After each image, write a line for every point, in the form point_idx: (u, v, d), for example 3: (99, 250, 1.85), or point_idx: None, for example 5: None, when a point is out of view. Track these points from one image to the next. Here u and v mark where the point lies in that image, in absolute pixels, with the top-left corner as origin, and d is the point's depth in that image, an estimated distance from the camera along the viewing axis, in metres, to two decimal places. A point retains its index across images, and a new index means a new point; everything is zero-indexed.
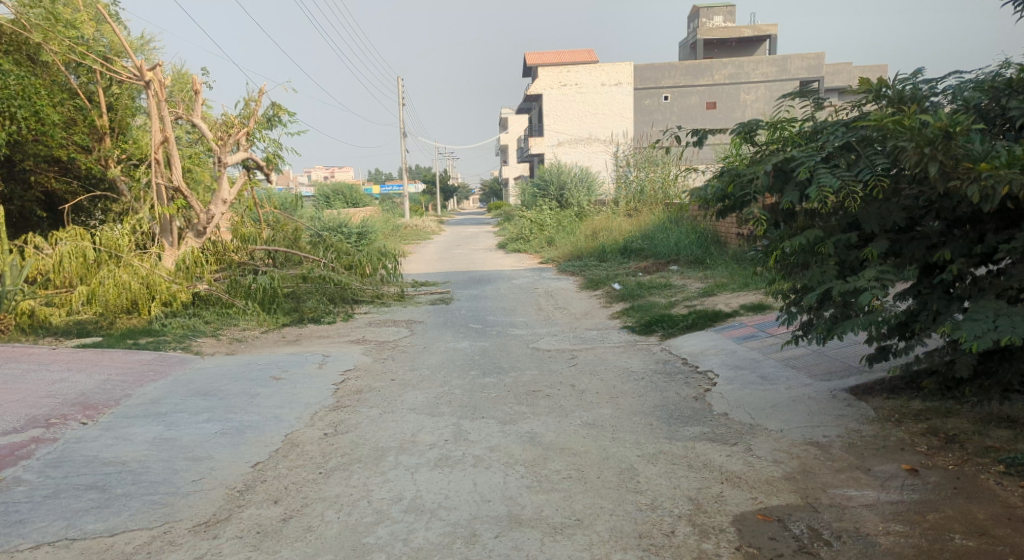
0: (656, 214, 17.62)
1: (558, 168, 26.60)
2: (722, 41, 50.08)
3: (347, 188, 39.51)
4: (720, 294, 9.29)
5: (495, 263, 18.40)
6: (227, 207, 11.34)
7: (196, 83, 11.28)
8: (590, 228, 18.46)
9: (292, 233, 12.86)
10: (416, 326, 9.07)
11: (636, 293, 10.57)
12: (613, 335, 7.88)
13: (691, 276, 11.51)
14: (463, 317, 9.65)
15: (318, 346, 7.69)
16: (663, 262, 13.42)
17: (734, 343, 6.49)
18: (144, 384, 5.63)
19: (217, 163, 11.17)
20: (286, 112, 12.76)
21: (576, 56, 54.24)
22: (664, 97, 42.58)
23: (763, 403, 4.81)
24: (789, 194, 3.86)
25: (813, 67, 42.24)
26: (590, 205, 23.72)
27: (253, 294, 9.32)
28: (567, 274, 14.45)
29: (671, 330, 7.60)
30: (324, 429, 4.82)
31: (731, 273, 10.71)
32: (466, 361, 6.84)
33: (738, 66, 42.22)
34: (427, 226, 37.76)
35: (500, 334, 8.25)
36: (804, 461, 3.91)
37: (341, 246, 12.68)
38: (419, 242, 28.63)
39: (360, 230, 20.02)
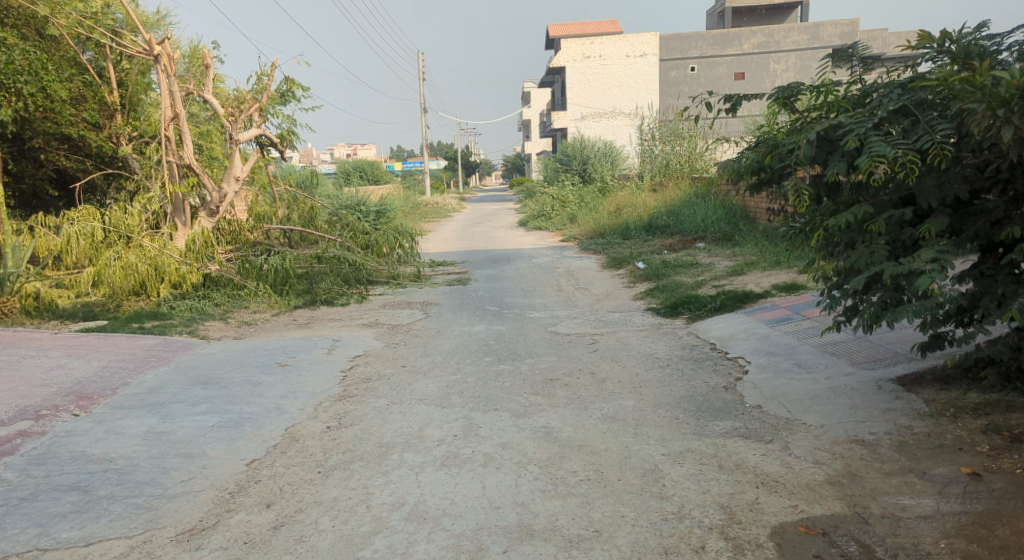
0: (682, 189, 17.08)
1: (581, 143, 26.04)
2: (752, 9, 48.60)
3: (368, 165, 39.22)
4: (750, 273, 8.84)
5: (516, 241, 18.04)
6: (239, 184, 10.94)
7: (206, 57, 10.95)
8: (614, 203, 17.97)
9: (308, 212, 13.04)
10: (432, 308, 8.77)
11: (661, 272, 10.14)
12: (636, 317, 7.48)
13: (718, 254, 11.05)
14: (480, 299, 9.32)
15: (329, 330, 7.47)
16: (690, 239, 12.95)
17: (766, 326, 6.07)
18: (144, 371, 5.39)
19: (229, 139, 10.89)
20: (300, 86, 12.45)
21: (600, 27, 53.09)
22: (691, 68, 41.50)
23: (800, 395, 4.41)
24: (836, 165, 3.40)
25: (846, 35, 40.81)
26: (614, 180, 23.19)
27: (264, 274, 9.12)
28: (589, 252, 14.05)
29: (697, 311, 7.19)
30: (327, 421, 4.53)
31: (761, 250, 10.23)
32: (481, 346, 6.52)
33: (768, 35, 40.93)
34: (448, 203, 37.49)
35: (517, 317, 7.92)
36: (849, 463, 3.52)
37: (357, 225, 12.62)
38: (440, 220, 28.37)
39: (379, 208, 19.76)
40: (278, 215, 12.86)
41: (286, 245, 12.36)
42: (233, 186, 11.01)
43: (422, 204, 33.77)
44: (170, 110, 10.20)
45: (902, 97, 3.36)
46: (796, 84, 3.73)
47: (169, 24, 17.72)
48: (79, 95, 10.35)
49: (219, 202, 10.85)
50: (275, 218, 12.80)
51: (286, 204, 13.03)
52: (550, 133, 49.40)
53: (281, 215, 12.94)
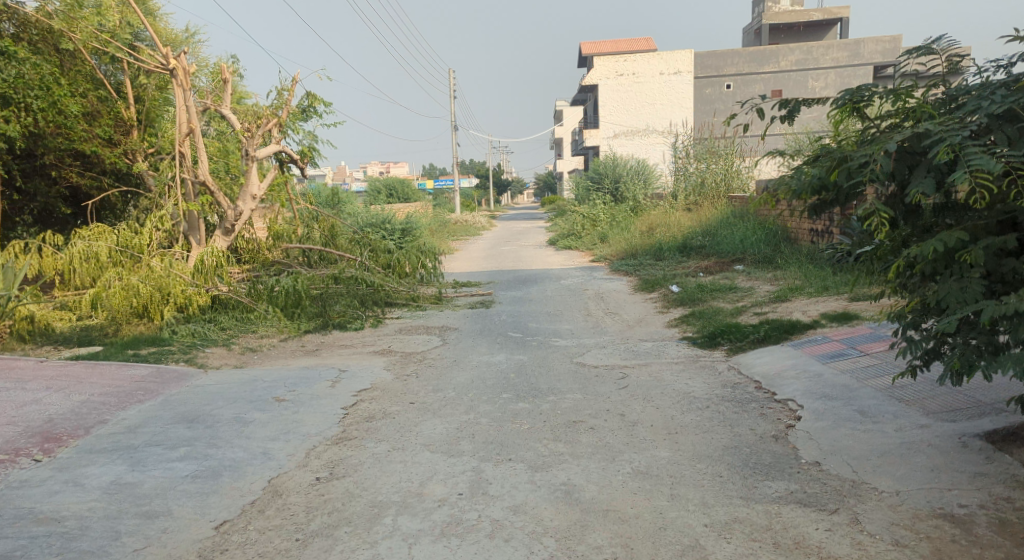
0: (719, 208, 16.38)
1: (613, 161, 25.49)
2: (789, 26, 47.76)
3: (398, 183, 39.11)
4: (795, 300, 8.11)
5: (545, 261, 17.49)
6: (255, 202, 10.59)
7: (224, 72, 10.70)
8: (646, 223, 17.35)
9: (329, 229, 12.97)
10: (450, 335, 8.22)
11: (697, 297, 9.46)
12: (670, 348, 6.82)
13: (759, 278, 10.34)
14: (502, 325, 8.75)
15: (337, 359, 6.98)
16: (728, 261, 12.25)
17: (819, 363, 5.36)
18: (126, 407, 4.93)
19: (245, 155, 10.62)
20: (321, 102, 12.21)
21: (633, 45, 52.72)
22: (726, 85, 40.77)
23: (868, 450, 3.70)
24: (920, 182, 2.73)
25: (888, 51, 39.77)
26: (647, 199, 22.54)
27: (275, 296, 8.73)
28: (621, 273, 13.42)
29: (739, 342, 6.51)
30: (316, 471, 3.98)
31: (807, 275, 9.50)
32: (499, 380, 5.93)
33: (807, 52, 40.04)
34: (477, 222, 37.14)
35: (540, 345, 7.33)
36: (939, 546, 2.83)
37: (378, 243, 12.36)
38: (468, 239, 28.00)
39: (405, 226, 19.42)
40: (297, 234, 12.67)
41: (304, 264, 12.29)
42: (250, 205, 10.73)
43: (451, 222, 33.44)
44: (185, 126, 9.96)
45: (1007, 99, 2.69)
46: (868, 85, 3.08)
47: (197, 43, 17.72)
48: (94, 111, 10.24)
49: (235, 220, 10.61)
50: (294, 236, 12.71)
51: (305, 222, 12.79)
52: (581, 151, 48.90)
53: (301, 233, 12.78)
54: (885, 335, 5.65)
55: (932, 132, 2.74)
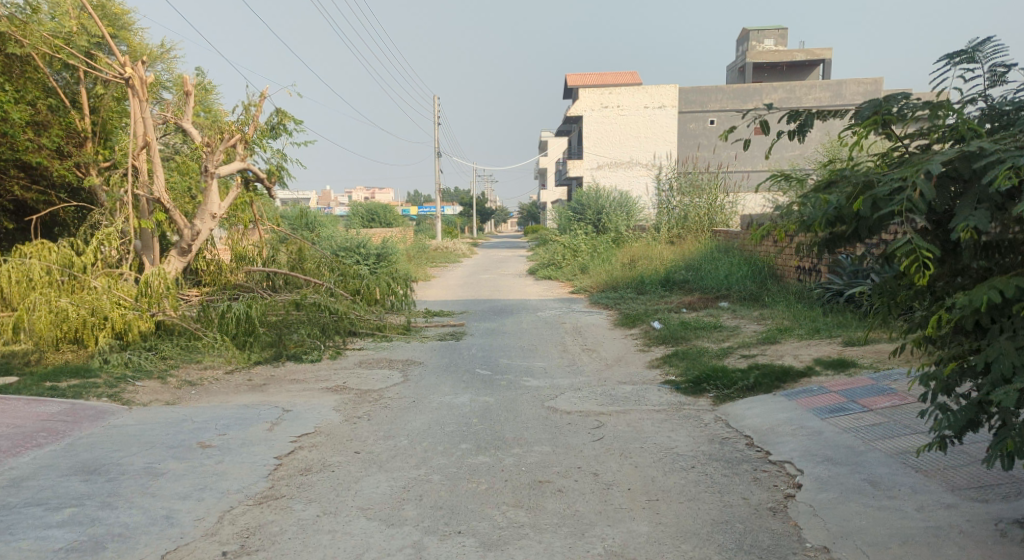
0: (702, 242, 15.98)
1: (596, 191, 25.22)
2: (773, 65, 48.35)
3: (380, 208, 38.39)
4: (785, 342, 7.58)
5: (524, 291, 16.94)
6: (214, 221, 10.00)
7: (186, 83, 10.10)
8: (627, 255, 16.87)
9: (297, 253, 12.39)
10: (413, 370, 7.57)
11: (680, 336, 8.90)
12: (651, 392, 6.22)
13: (744, 316, 9.85)
14: (471, 360, 8.11)
15: (284, 396, 6.30)
16: (712, 296, 11.77)
17: (817, 418, 4.79)
18: (19, 453, 4.24)
19: (204, 171, 10.01)
20: (291, 119, 11.78)
21: (619, 77, 53.17)
22: (711, 121, 41.09)
23: (885, 534, 3.11)
24: (970, 215, 2.19)
25: (869, 94, 40.40)
26: (629, 229, 22.11)
27: (225, 322, 8.00)
28: (600, 306, 12.90)
29: (727, 389, 5.92)
30: (226, 542, 3.31)
31: (795, 315, 9.03)
32: (460, 426, 5.29)
33: (790, 91, 40.52)
34: (458, 248, 36.56)
35: (510, 385, 6.71)
36: None
37: (347, 268, 11.80)
38: (447, 266, 27.41)
39: (380, 252, 18.81)
40: (262, 256, 12.08)
41: (268, 288, 11.65)
42: (208, 224, 10.14)
43: (431, 249, 32.81)
44: (141, 139, 9.38)
45: None
46: (899, 97, 2.57)
47: (173, 56, 17.15)
48: (43, 121, 9.62)
49: (192, 240, 10.00)
50: (259, 258, 12.10)
51: (269, 244, 12.20)
52: (565, 181, 48.67)
53: (266, 254, 12.19)
54: (889, 387, 5.10)
55: (986, 152, 2.20)
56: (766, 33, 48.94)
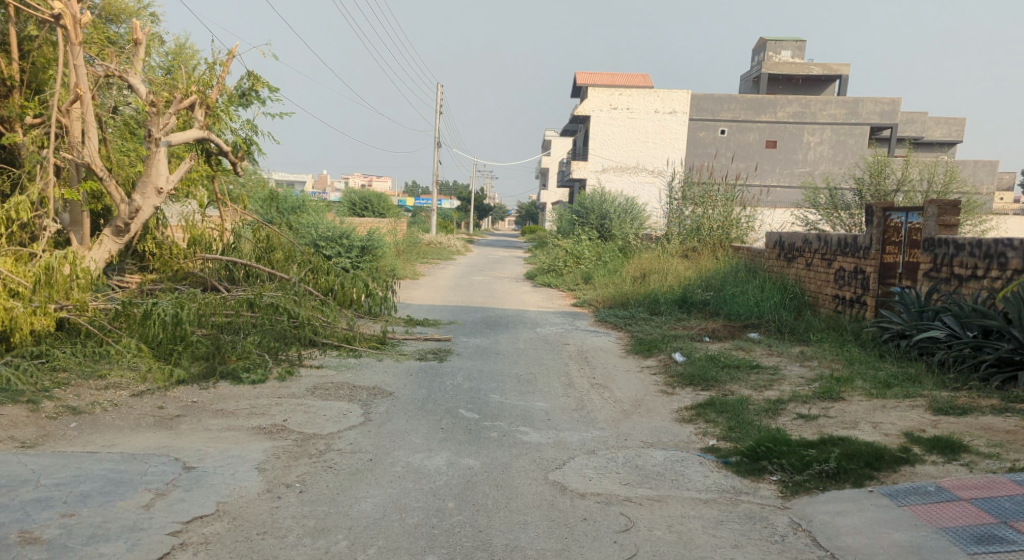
0: (720, 259, 14.45)
1: (601, 195, 23.68)
2: (788, 77, 46.89)
3: (375, 198, 36.57)
4: (852, 400, 5.99)
5: (519, 299, 15.36)
6: (159, 198, 8.45)
7: (135, 31, 8.40)
8: (637, 266, 15.26)
9: (265, 241, 10.94)
10: (379, 405, 5.93)
11: (710, 377, 7.27)
12: (691, 467, 4.58)
13: (783, 356, 8.30)
14: (454, 395, 6.47)
15: (197, 439, 4.67)
16: (737, 324, 10.22)
17: (962, 551, 3.18)
18: None
19: (147, 138, 8.37)
20: (265, 86, 10.34)
21: (630, 79, 51.62)
22: (721, 131, 39.74)
23: None
24: None
25: (885, 113, 39.14)
26: (636, 238, 20.51)
27: (147, 325, 6.37)
28: (607, 325, 11.35)
29: (797, 473, 4.27)
30: None
31: (850, 362, 7.48)
32: (429, 518, 3.65)
33: (804, 106, 39.23)
34: (453, 245, 34.92)
35: (502, 440, 5.09)
36: None
37: (320, 266, 10.61)
38: (439, 264, 25.84)
39: (365, 244, 17.16)
40: (222, 242, 10.57)
41: (224, 283, 10.07)
42: (152, 200, 8.55)
43: (424, 244, 31.21)
44: (72, 92, 7.77)
45: None
46: None
47: None
48: None
49: (129, 218, 8.39)
50: (218, 244, 10.62)
51: (229, 229, 10.79)
52: (567, 183, 47.04)
53: (228, 241, 10.76)
54: None
55: None
56: (783, 43, 47.55)
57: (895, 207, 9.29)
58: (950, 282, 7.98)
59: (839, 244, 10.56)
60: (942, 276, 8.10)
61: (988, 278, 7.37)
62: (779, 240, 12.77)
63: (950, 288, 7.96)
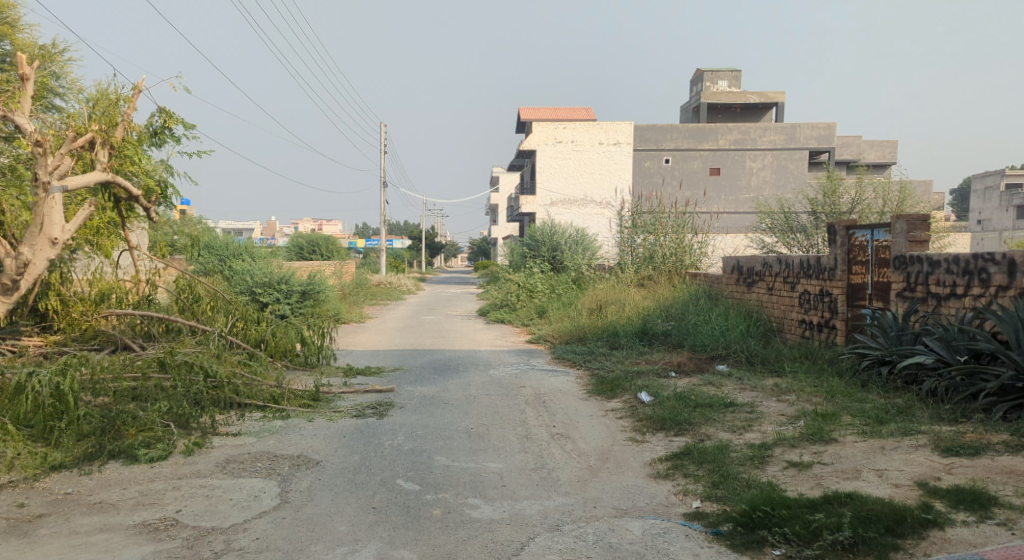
0: (677, 287, 13.90)
1: (551, 227, 23.15)
2: (726, 106, 47.85)
3: (322, 240, 35.31)
4: (845, 440, 5.31)
5: (471, 338, 14.49)
6: (52, 250, 7.35)
7: (21, 63, 7.38)
8: (593, 298, 14.57)
9: (186, 292, 9.87)
10: (301, 481, 4.97)
11: (683, 420, 6.52)
12: (676, 543, 3.78)
13: (757, 390, 7.64)
14: (393, 460, 5.55)
15: (54, 550, 3.67)
16: (703, 356, 9.56)
17: None
18: None
19: (35, 182, 7.27)
20: (180, 123, 9.37)
21: (573, 112, 51.94)
22: (666, 160, 40.02)
23: None
24: None
25: (821, 138, 40.07)
26: (589, 268, 19.93)
27: (20, 401, 5.31)
28: (565, 363, 10.57)
29: (807, 546, 3.50)
30: None
31: (831, 395, 6.84)
32: None
33: (744, 133, 39.88)
34: (404, 285, 33.84)
35: (447, 520, 4.21)
36: None
37: (247, 315, 9.66)
38: (387, 305, 24.78)
39: (304, 289, 16.08)
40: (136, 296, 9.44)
41: (137, 340, 8.95)
42: (45, 253, 7.46)
43: (372, 285, 30.08)
44: None
45: None
46: None
47: (63, 53, 14.38)
48: None
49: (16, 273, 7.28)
50: (132, 299, 9.47)
51: (145, 280, 9.76)
52: (517, 216, 46.57)
53: (143, 293, 9.66)
54: None
55: None
56: (719, 73, 48.67)
57: (860, 225, 8.86)
58: (927, 302, 7.49)
59: (802, 266, 10.08)
60: (919, 296, 7.62)
61: (969, 296, 6.89)
62: (737, 265, 12.30)
63: (928, 308, 7.47)
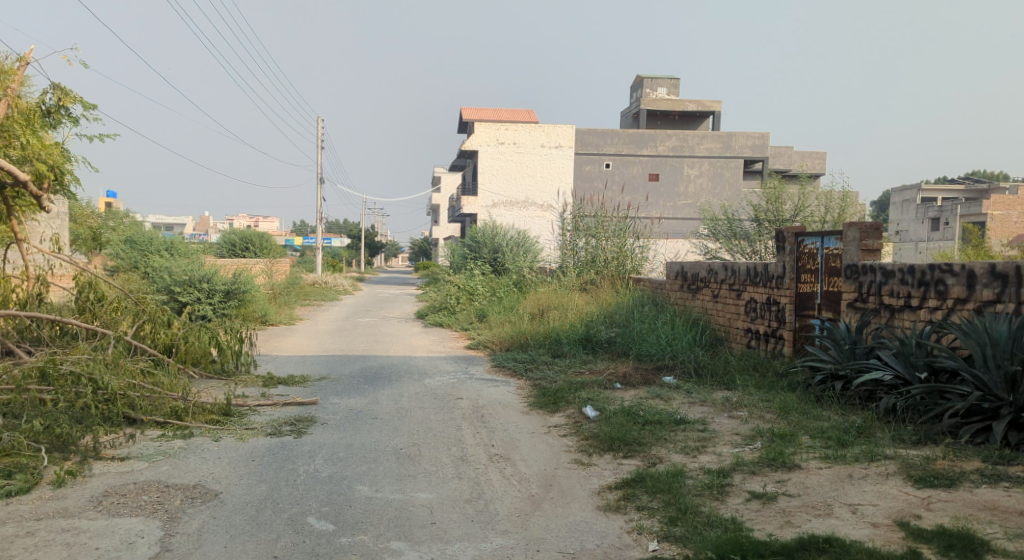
0: (620, 292, 13.50)
1: (492, 228, 22.58)
2: (665, 113, 48.34)
3: (256, 237, 33.80)
4: (809, 467, 4.88)
5: (406, 343, 13.75)
6: None
7: None
8: (533, 303, 14.04)
9: (85, 290, 8.79)
10: (191, 521, 4.20)
11: (632, 440, 6.00)
12: None
13: (707, 405, 7.20)
14: (306, 491, 4.82)
15: None
16: (648, 366, 9.11)
17: None
18: None
19: None
20: (73, 100, 8.36)
21: (515, 114, 51.57)
22: (607, 164, 40.05)
23: None
24: None
25: (756, 147, 40.82)
26: (530, 271, 19.43)
27: None
28: (504, 373, 9.97)
29: None
30: None
31: (786, 413, 6.43)
32: None
33: (683, 139, 40.30)
34: (340, 285, 32.66)
35: None
36: None
37: (154, 318, 8.65)
38: (320, 307, 23.70)
39: (227, 289, 14.98)
40: (22, 296, 8.30)
41: (22, 345, 7.86)
42: None
43: (306, 286, 28.86)
44: None
45: None
46: None
47: None
48: None
49: None
50: (18, 298, 8.31)
51: (36, 276, 8.53)
52: (458, 217, 45.78)
53: (34, 290, 8.52)
54: None
55: None
56: (659, 80, 49.16)
57: (809, 233, 8.55)
58: (880, 313, 7.21)
59: (748, 273, 9.76)
60: (871, 307, 7.33)
61: (924, 308, 6.59)
62: (681, 270, 11.95)
63: (881, 320, 7.18)
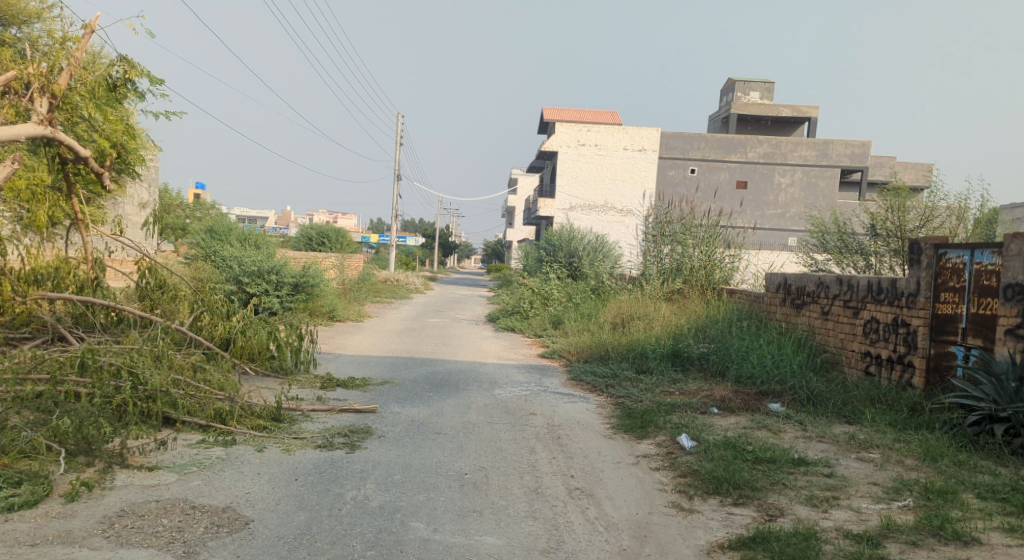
0: (712, 303, 12.31)
1: (571, 231, 21.61)
2: (756, 118, 46.19)
3: (333, 232, 33.91)
4: (992, 544, 3.73)
5: (477, 347, 12.97)
6: None
7: None
8: (615, 311, 13.00)
9: (145, 276, 8.33)
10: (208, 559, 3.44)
11: (743, 483, 4.94)
12: None
13: (829, 443, 6.02)
14: (351, 525, 4.01)
15: None
16: (749, 389, 7.96)
17: None
18: None
19: None
20: (142, 74, 7.89)
21: (597, 116, 50.39)
22: (692, 170, 38.44)
23: None
24: None
25: (856, 156, 38.40)
26: (610, 277, 18.36)
27: None
28: (583, 387, 9.00)
29: None
30: None
31: (935, 462, 5.23)
32: None
33: (775, 146, 38.24)
34: (412, 283, 32.34)
35: None
36: None
37: (213, 309, 8.11)
38: (390, 304, 23.28)
39: (296, 282, 14.57)
40: (81, 279, 7.87)
41: (77, 331, 7.42)
42: None
43: (378, 282, 28.62)
44: None
45: None
46: None
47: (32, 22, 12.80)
48: None
49: None
50: (78, 282, 7.88)
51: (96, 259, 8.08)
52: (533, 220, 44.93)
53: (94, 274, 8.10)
54: None
55: None
56: (751, 84, 47.03)
57: (953, 245, 7.23)
58: None
59: (869, 289, 8.46)
60: None
61: None
62: (784, 283, 10.67)
63: None
